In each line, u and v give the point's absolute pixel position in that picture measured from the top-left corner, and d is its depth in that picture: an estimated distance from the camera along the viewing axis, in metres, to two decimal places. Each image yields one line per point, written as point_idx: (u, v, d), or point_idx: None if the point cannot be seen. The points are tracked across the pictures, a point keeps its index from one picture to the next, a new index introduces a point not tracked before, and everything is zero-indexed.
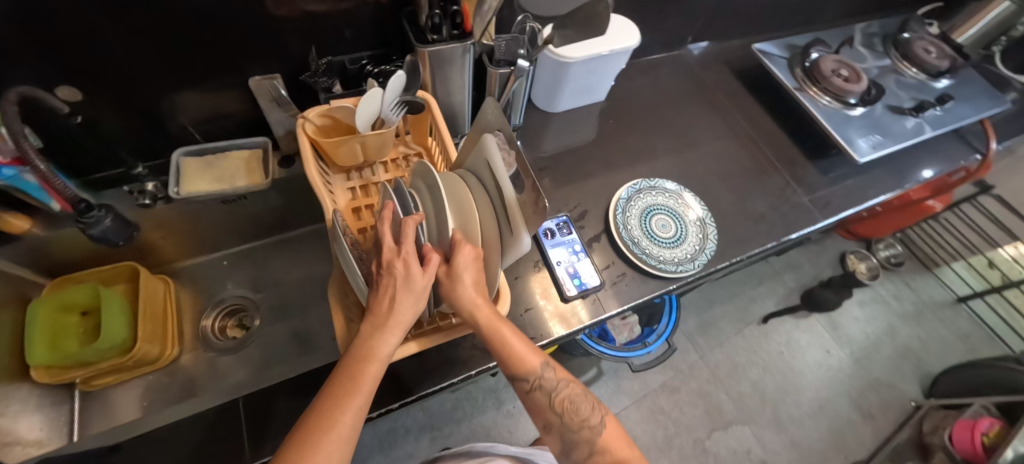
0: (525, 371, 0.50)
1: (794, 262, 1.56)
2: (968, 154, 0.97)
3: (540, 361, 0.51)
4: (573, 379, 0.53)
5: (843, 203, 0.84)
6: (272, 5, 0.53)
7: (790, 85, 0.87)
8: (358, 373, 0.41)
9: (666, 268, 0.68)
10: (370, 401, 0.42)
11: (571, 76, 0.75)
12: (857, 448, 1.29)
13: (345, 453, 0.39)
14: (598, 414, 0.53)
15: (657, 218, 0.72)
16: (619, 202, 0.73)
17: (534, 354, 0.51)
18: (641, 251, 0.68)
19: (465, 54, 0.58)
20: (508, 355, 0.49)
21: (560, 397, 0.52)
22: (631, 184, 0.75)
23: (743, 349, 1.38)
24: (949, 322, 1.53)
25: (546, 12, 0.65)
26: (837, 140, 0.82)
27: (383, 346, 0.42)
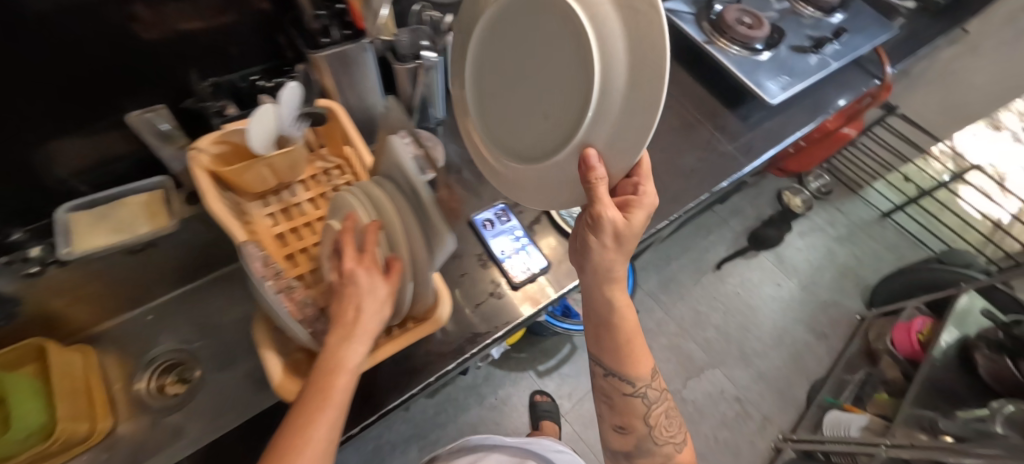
0: (638, 374, 0.58)
1: (737, 207, 1.64)
2: (868, 81, 1.04)
3: (649, 370, 0.59)
4: (666, 394, 0.62)
5: (765, 145, 0.87)
6: (139, 29, 0.48)
7: (701, 39, 0.89)
8: (327, 385, 0.41)
9: None
10: (343, 412, 0.42)
11: None
12: (816, 366, 1.40)
13: None
14: (676, 432, 0.61)
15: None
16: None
17: (646, 360, 0.59)
18: None
19: (365, 53, 0.56)
20: (632, 354, 0.57)
21: (653, 410, 0.60)
22: None
23: (703, 298, 1.45)
24: (878, 236, 1.67)
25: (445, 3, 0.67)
26: (749, 86, 0.86)
27: (351, 353, 0.42)
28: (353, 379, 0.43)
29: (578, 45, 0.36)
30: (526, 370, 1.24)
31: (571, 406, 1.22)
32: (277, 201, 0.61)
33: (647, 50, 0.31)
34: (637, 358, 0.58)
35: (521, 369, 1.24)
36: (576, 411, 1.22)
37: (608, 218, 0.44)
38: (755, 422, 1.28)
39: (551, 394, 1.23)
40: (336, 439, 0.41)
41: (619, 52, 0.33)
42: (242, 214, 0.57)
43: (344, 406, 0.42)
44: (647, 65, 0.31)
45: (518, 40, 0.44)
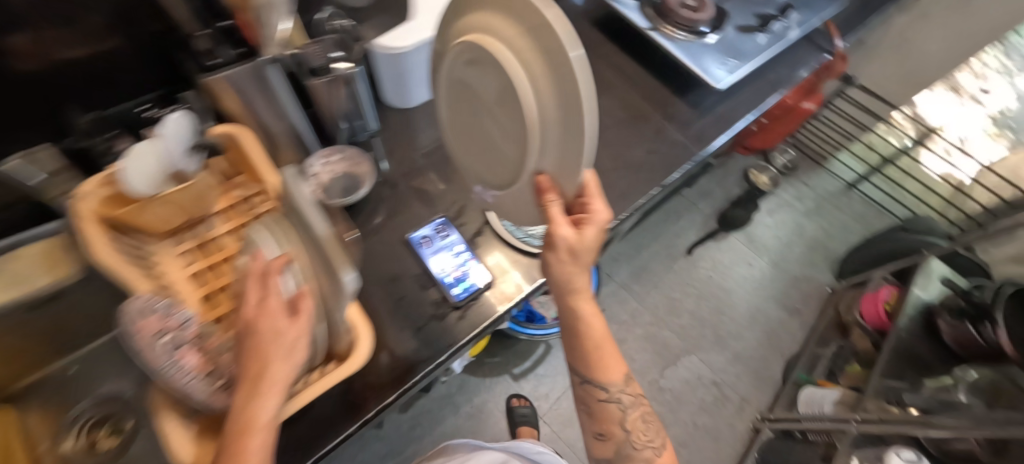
0: (608, 379, 0.59)
1: (705, 189, 1.63)
2: (818, 55, 1.02)
3: (622, 375, 0.60)
4: (644, 399, 0.62)
5: (716, 131, 0.85)
6: (13, 59, 0.42)
7: (643, 26, 0.86)
8: (238, 452, 0.35)
9: None
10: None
11: (414, 65, 0.69)
12: (790, 342, 1.41)
13: None
14: (659, 437, 0.61)
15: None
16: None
17: (618, 365, 0.60)
18: (523, 234, 0.67)
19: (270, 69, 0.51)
20: (598, 358, 0.59)
21: (630, 415, 0.60)
22: None
23: (676, 284, 1.44)
24: (844, 207, 1.68)
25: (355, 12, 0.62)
26: (696, 71, 0.83)
27: (263, 411, 0.36)
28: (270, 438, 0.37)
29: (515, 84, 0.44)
30: (501, 374, 1.22)
31: (549, 406, 1.21)
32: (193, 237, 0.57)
33: (566, 85, 0.38)
34: (605, 362, 0.59)
35: (496, 374, 1.22)
36: (554, 411, 1.20)
37: (562, 237, 0.49)
38: (733, 405, 1.29)
39: (528, 396, 1.21)
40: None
41: (548, 93, 0.42)
42: (149, 258, 0.52)
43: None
44: (570, 107, 0.39)
45: (467, 73, 0.52)
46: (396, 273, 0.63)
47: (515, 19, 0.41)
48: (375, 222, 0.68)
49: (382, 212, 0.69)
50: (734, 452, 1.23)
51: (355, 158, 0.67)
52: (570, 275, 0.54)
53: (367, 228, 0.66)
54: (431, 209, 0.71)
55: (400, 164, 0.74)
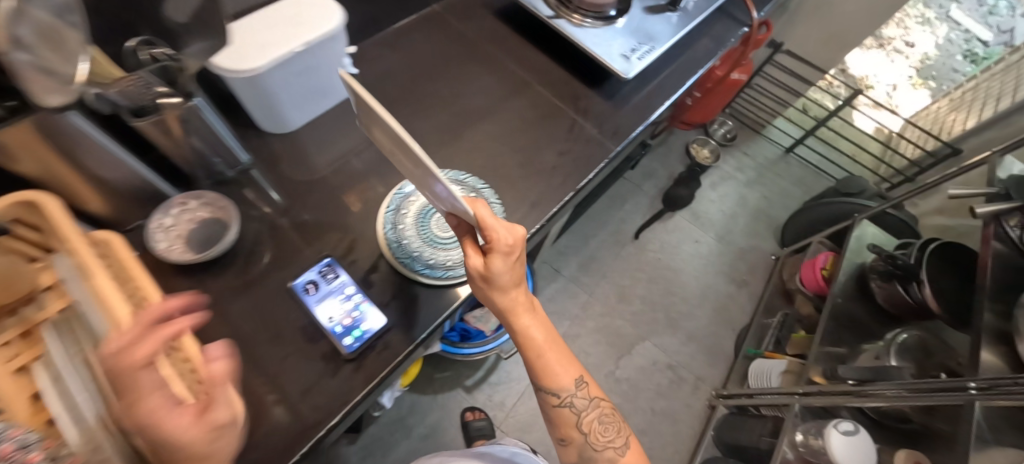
0: (558, 384, 0.54)
1: (648, 170, 1.61)
2: (737, 30, 0.99)
3: (574, 378, 0.55)
4: (603, 400, 0.57)
5: (633, 122, 0.80)
6: None
7: (546, 15, 0.80)
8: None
9: (456, 273, 0.60)
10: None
11: (277, 85, 0.61)
12: (740, 315, 1.42)
13: None
14: (619, 437, 0.56)
15: (439, 216, 0.63)
16: (388, 215, 0.63)
17: (569, 367, 0.54)
18: (424, 265, 0.59)
19: (79, 122, 0.43)
20: (545, 363, 0.53)
21: (588, 418, 0.56)
22: (397, 189, 0.64)
23: (625, 271, 1.43)
24: (784, 173, 1.70)
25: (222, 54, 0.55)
26: (605, 61, 0.77)
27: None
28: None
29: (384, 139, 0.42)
30: (453, 389, 1.18)
31: (504, 415, 1.18)
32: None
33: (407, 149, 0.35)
34: (550, 368, 0.53)
35: (447, 389, 1.18)
36: (511, 419, 1.18)
37: (474, 267, 0.47)
38: (689, 385, 1.30)
39: (483, 407, 1.18)
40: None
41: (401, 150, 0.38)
42: None
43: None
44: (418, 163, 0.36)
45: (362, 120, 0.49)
46: (279, 327, 0.56)
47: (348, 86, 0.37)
48: (252, 271, 0.60)
49: (262, 257, 0.61)
50: (693, 432, 1.25)
51: (219, 201, 0.58)
52: (499, 299, 0.50)
53: (243, 279, 0.59)
54: (319, 246, 0.63)
55: (282, 198, 0.66)
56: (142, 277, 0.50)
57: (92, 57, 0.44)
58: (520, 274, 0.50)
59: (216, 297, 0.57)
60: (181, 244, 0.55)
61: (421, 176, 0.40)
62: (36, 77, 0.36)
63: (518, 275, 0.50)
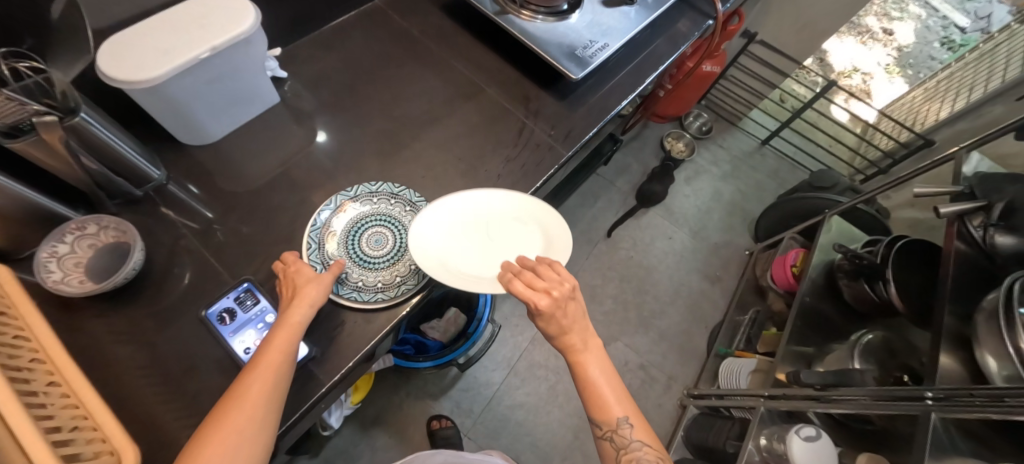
0: (604, 417, 0.51)
1: (622, 165, 1.58)
2: (702, 23, 0.94)
3: (617, 417, 0.50)
4: (650, 444, 0.51)
5: (587, 124, 0.76)
6: None
7: (492, 11, 0.74)
8: (262, 360, 0.42)
9: (386, 296, 0.57)
10: (271, 402, 0.40)
11: (184, 95, 0.55)
12: (713, 312, 1.41)
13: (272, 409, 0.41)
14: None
15: (370, 233, 0.61)
16: (313, 233, 0.59)
17: (619, 402, 0.51)
18: (351, 288, 0.57)
19: None
20: (594, 394, 0.51)
21: (628, 455, 0.50)
22: (325, 205, 0.61)
23: (597, 271, 1.41)
24: (759, 165, 1.68)
25: (116, 59, 0.49)
26: (555, 60, 0.72)
27: (298, 315, 0.46)
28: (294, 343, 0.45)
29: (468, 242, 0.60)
30: (419, 397, 1.16)
31: (472, 422, 1.16)
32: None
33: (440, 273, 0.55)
34: (601, 396, 0.51)
35: (413, 398, 1.16)
36: (478, 426, 1.16)
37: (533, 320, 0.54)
38: (660, 385, 1.29)
39: (450, 415, 1.15)
40: (266, 433, 0.40)
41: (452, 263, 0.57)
42: None
43: (279, 382, 0.42)
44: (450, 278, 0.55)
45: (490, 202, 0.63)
46: (195, 359, 0.53)
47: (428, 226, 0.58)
48: (164, 299, 0.56)
49: (178, 281, 0.57)
50: (664, 432, 1.24)
51: (122, 226, 0.54)
52: (552, 338, 0.52)
53: (156, 308, 0.55)
54: (242, 268, 0.59)
55: (202, 216, 0.61)
56: (35, 316, 0.47)
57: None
58: (571, 320, 0.51)
59: (126, 328, 0.53)
60: (80, 274, 0.52)
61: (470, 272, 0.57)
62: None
63: (571, 323, 0.51)
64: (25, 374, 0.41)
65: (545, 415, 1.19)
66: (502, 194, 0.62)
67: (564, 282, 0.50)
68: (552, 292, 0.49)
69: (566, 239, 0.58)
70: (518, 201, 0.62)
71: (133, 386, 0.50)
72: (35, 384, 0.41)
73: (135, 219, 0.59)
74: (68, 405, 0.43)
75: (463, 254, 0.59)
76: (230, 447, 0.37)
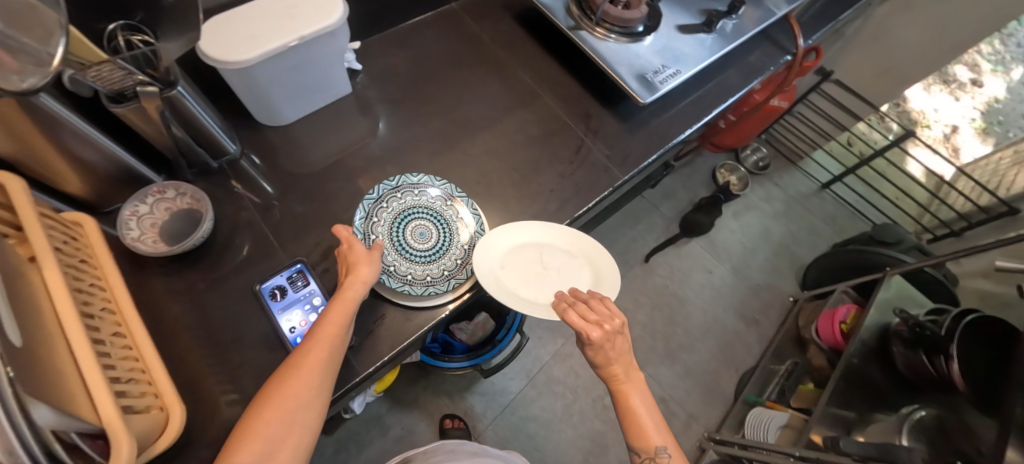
0: (643, 444, 0.53)
1: (669, 190, 1.54)
2: (778, 58, 0.91)
3: (655, 445, 0.52)
4: None
5: (645, 150, 0.75)
6: None
7: (566, 25, 0.74)
8: (320, 333, 0.47)
9: (412, 290, 0.58)
10: (326, 371, 0.45)
11: (268, 78, 0.58)
12: (746, 356, 1.35)
13: (324, 379, 0.46)
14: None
15: (416, 225, 0.61)
16: (365, 204, 0.61)
17: (658, 431, 0.53)
18: (382, 270, 0.58)
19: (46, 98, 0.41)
20: (634, 421, 0.53)
21: None
22: (384, 183, 0.62)
23: (629, 294, 1.38)
24: (816, 209, 1.60)
25: (217, 39, 0.52)
26: (623, 83, 0.71)
27: (352, 293, 0.50)
28: (348, 319, 0.50)
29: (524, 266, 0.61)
30: (436, 394, 1.17)
31: (484, 427, 1.16)
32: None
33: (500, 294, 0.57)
34: (641, 422, 0.53)
35: (430, 393, 1.17)
36: (489, 431, 1.16)
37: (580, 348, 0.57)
38: (679, 422, 1.24)
39: (463, 416, 1.16)
40: (321, 399, 0.45)
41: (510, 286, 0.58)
42: None
43: (333, 355, 0.47)
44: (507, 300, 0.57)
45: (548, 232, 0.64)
46: (243, 330, 0.55)
47: (490, 248, 0.60)
48: (221, 268, 0.59)
49: (237, 251, 0.60)
50: None
51: (197, 195, 0.58)
52: (597, 366, 0.55)
53: (215, 275, 0.58)
54: (295, 248, 0.61)
55: (266, 192, 0.64)
56: (112, 267, 0.51)
57: (70, 32, 0.39)
58: (616, 352, 0.54)
59: (187, 289, 0.56)
60: (155, 234, 0.56)
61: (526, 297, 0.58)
62: (6, 55, 0.33)
63: (615, 355, 0.54)
64: (95, 321, 0.44)
65: (555, 434, 1.17)
66: (568, 231, 0.63)
67: (614, 317, 0.53)
68: (604, 325, 0.52)
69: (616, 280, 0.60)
70: (583, 241, 0.63)
71: (184, 345, 0.53)
72: (101, 333, 0.44)
73: (207, 188, 0.63)
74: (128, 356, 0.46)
75: (519, 280, 0.60)
76: (291, 411, 0.42)
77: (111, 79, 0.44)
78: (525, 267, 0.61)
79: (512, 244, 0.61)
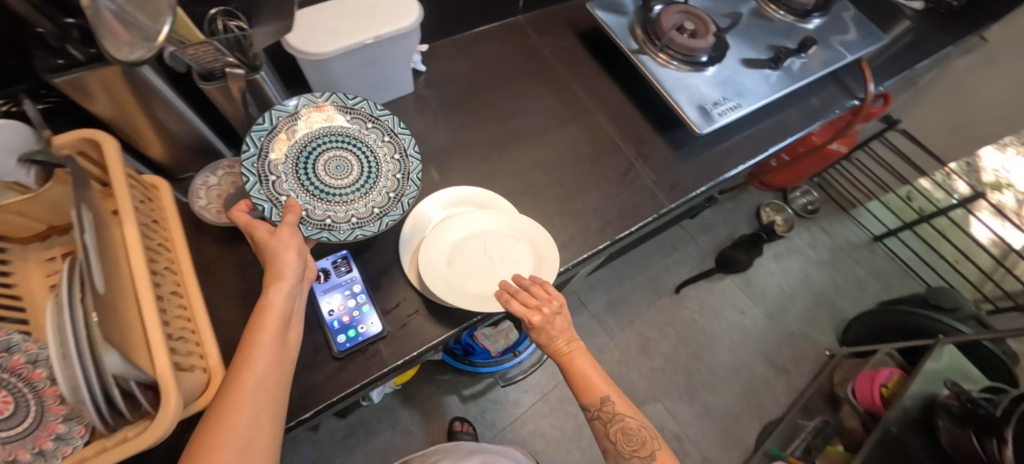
0: (589, 398, 0.56)
1: (708, 222, 1.50)
2: (844, 101, 0.88)
3: (601, 396, 0.56)
4: (636, 416, 0.56)
5: (695, 182, 0.73)
6: None
7: (629, 48, 0.74)
8: (245, 361, 0.39)
9: (361, 232, 0.56)
10: (267, 396, 0.39)
11: (340, 71, 0.61)
12: (771, 407, 1.28)
13: (267, 404, 0.39)
14: (646, 452, 0.55)
15: (327, 157, 0.58)
16: (250, 165, 0.53)
17: (601, 383, 0.57)
18: (313, 226, 0.54)
19: (146, 70, 0.45)
20: (579, 380, 0.57)
21: (615, 426, 0.55)
22: (255, 130, 0.54)
23: (654, 323, 1.35)
24: (865, 262, 1.52)
25: (300, 31, 0.55)
26: (680, 111, 0.71)
27: (276, 296, 0.43)
28: (280, 334, 0.42)
29: (460, 259, 0.58)
30: (448, 394, 1.18)
31: (492, 435, 1.16)
32: (69, 240, 0.48)
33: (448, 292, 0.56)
34: (586, 380, 0.57)
35: (443, 392, 1.18)
36: (497, 440, 1.15)
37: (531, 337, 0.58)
38: None
39: (473, 421, 1.16)
40: (273, 427, 0.39)
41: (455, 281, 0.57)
42: None
43: (270, 377, 0.40)
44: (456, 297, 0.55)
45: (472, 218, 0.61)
46: None
47: (430, 246, 0.58)
48: None
49: None
50: None
51: None
52: (542, 347, 0.58)
53: None
54: None
55: None
56: (179, 230, 0.54)
57: (177, 13, 0.43)
58: (558, 330, 0.57)
59: (240, 261, 0.60)
60: (218, 205, 0.60)
61: (474, 292, 0.57)
62: (122, 28, 0.36)
63: (557, 332, 0.56)
64: (158, 277, 0.47)
65: (557, 453, 1.15)
66: (498, 212, 0.62)
67: (552, 299, 0.55)
68: (542, 308, 0.54)
69: (548, 240, 0.60)
70: (511, 219, 0.62)
71: (231, 314, 0.56)
72: (162, 288, 0.47)
73: None
74: (183, 317, 0.48)
75: (465, 274, 0.58)
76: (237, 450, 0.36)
77: (204, 57, 0.47)
78: (460, 258, 0.59)
79: (440, 237, 0.59)
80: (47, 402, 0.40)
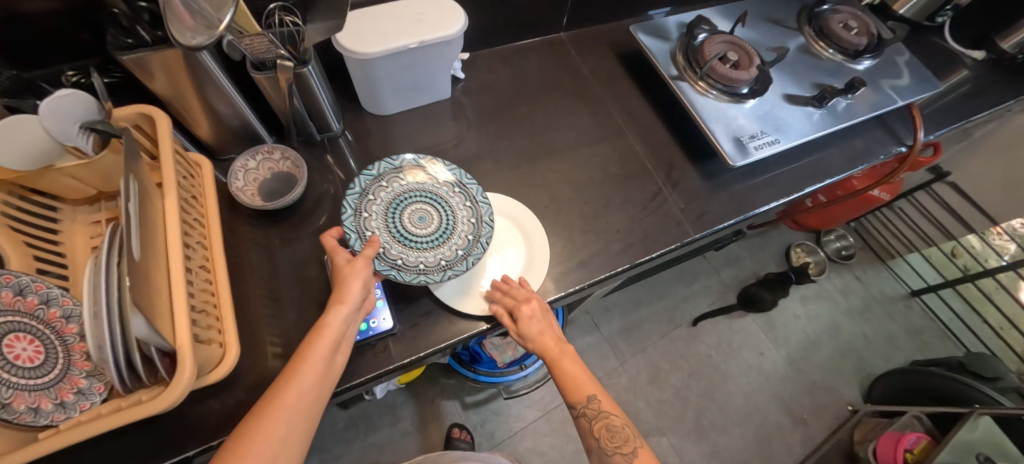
0: (575, 395, 0.56)
1: (735, 256, 1.46)
2: (890, 146, 0.84)
3: (586, 395, 0.56)
4: (620, 415, 0.54)
5: (724, 213, 0.72)
6: None
7: (668, 73, 0.74)
8: (294, 373, 0.42)
9: (427, 278, 0.54)
10: (303, 414, 0.41)
11: (383, 72, 0.63)
12: (784, 457, 1.22)
13: (297, 421, 0.40)
14: (628, 449, 0.53)
15: (413, 209, 0.59)
16: (351, 199, 0.56)
17: (588, 381, 0.56)
18: (384, 263, 0.54)
19: (206, 56, 0.48)
20: (565, 378, 0.57)
21: (598, 424, 0.54)
22: (368, 171, 0.59)
23: (667, 353, 1.31)
24: (899, 316, 1.44)
25: (348, 30, 0.57)
26: (715, 142, 0.69)
27: (335, 318, 0.45)
28: (329, 356, 0.44)
29: None
30: (451, 399, 1.18)
31: (490, 446, 1.15)
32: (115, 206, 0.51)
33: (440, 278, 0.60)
34: (570, 378, 0.57)
35: (445, 397, 1.18)
36: None
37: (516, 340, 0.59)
38: None
39: (472, 430, 1.15)
40: (304, 437, 0.40)
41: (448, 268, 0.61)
42: None
43: (308, 400, 0.41)
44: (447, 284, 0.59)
45: None
46: (303, 293, 0.59)
47: None
48: (298, 231, 0.64)
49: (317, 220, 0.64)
50: None
51: (297, 162, 0.64)
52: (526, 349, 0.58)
53: (292, 236, 0.63)
54: None
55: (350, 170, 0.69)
56: (214, 208, 0.56)
57: (240, 6, 0.45)
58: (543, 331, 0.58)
59: (266, 244, 0.62)
60: (253, 189, 0.62)
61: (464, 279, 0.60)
62: (187, 15, 0.39)
63: (543, 329, 0.57)
64: (189, 250, 0.49)
65: None
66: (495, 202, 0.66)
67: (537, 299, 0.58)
68: (528, 302, 0.56)
69: (541, 234, 0.63)
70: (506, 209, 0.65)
71: (251, 294, 0.58)
72: (191, 261, 0.49)
73: (306, 156, 0.69)
74: (206, 291, 0.50)
75: None
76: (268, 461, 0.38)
77: (260, 47, 0.50)
78: None
79: None
80: (72, 357, 0.42)
